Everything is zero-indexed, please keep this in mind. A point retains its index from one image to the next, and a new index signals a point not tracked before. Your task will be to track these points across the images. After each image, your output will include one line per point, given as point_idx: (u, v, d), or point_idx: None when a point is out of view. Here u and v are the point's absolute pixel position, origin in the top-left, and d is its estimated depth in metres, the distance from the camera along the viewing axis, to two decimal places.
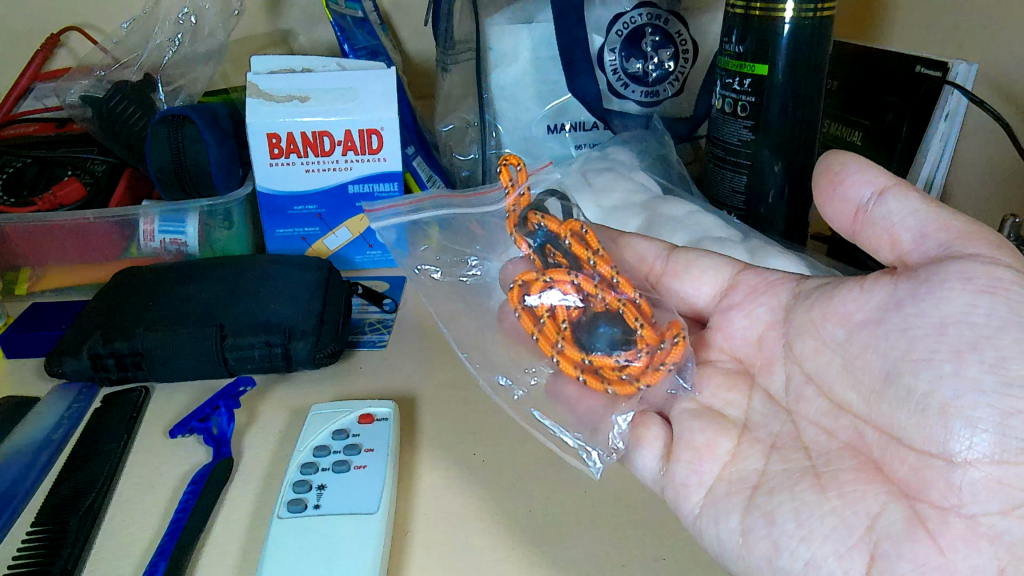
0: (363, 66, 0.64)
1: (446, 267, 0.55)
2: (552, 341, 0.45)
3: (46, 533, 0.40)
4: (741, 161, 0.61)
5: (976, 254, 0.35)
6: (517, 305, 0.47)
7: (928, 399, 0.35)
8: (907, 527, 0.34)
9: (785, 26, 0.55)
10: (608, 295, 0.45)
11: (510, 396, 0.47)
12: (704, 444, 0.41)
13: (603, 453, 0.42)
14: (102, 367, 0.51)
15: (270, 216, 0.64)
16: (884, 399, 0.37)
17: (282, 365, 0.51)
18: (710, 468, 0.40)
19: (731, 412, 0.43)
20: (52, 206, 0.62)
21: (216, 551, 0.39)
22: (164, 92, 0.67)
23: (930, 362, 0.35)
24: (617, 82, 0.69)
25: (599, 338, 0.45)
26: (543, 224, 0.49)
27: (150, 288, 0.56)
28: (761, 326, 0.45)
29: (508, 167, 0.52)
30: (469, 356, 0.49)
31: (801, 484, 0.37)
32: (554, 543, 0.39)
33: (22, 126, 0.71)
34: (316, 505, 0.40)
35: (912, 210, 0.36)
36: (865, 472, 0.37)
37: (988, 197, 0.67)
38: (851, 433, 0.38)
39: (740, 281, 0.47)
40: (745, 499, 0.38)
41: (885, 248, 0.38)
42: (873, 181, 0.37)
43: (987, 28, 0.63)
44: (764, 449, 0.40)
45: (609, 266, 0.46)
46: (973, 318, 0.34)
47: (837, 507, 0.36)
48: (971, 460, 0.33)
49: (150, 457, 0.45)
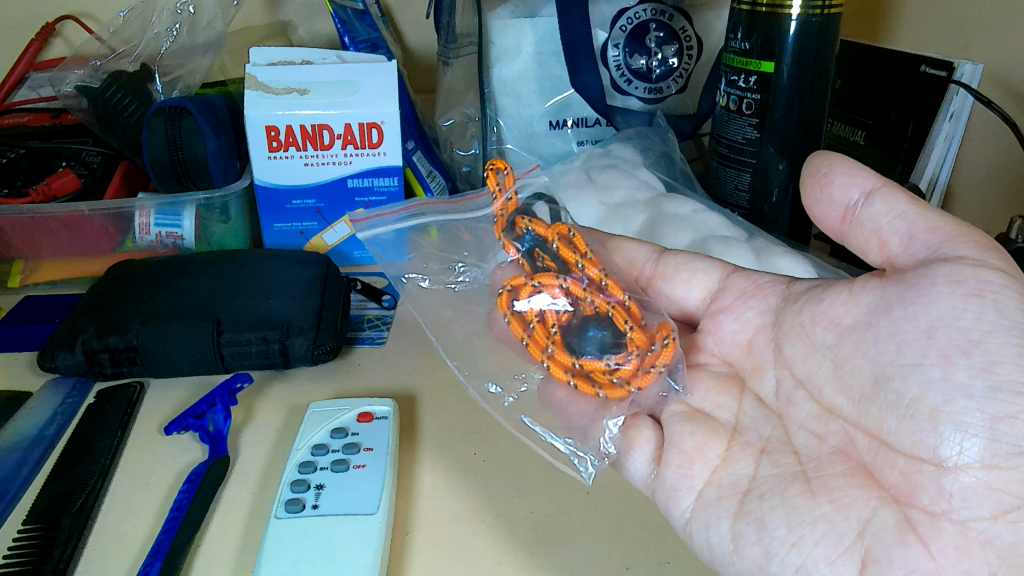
0: (363, 58, 0.63)
1: (433, 275, 0.55)
2: (542, 346, 0.44)
3: (37, 532, 0.39)
4: (745, 160, 0.61)
5: (964, 256, 0.34)
6: (507, 310, 0.46)
7: (918, 403, 0.34)
8: (898, 532, 0.33)
9: (791, 23, 0.54)
10: (597, 299, 0.45)
11: (500, 404, 0.46)
12: (693, 447, 0.40)
13: (597, 459, 0.42)
14: (96, 362, 0.50)
15: (268, 209, 0.63)
16: (874, 404, 0.36)
17: (279, 361, 0.50)
18: (701, 472, 0.39)
19: (721, 415, 0.43)
20: (46, 198, 0.61)
21: (212, 552, 0.38)
22: (161, 83, 0.65)
23: (919, 366, 0.34)
24: (621, 78, 0.68)
25: (589, 342, 0.46)
26: (530, 228, 0.49)
27: (147, 282, 0.55)
28: (752, 330, 0.44)
29: (495, 171, 0.50)
30: (457, 364, 0.48)
31: (793, 488, 0.37)
32: (553, 545, 0.38)
33: (16, 115, 0.70)
34: (314, 505, 0.39)
35: (898, 211, 0.36)
36: (855, 477, 0.36)
37: (993, 198, 0.66)
38: (841, 438, 0.38)
39: (729, 284, 0.47)
40: (735, 503, 0.38)
41: (873, 249, 0.37)
42: (861, 183, 0.37)
43: (994, 28, 0.63)
44: (754, 454, 0.40)
45: (597, 269, 0.46)
46: (960, 322, 0.33)
47: (829, 513, 0.35)
48: (961, 465, 0.33)
49: (140, 455, 0.45)
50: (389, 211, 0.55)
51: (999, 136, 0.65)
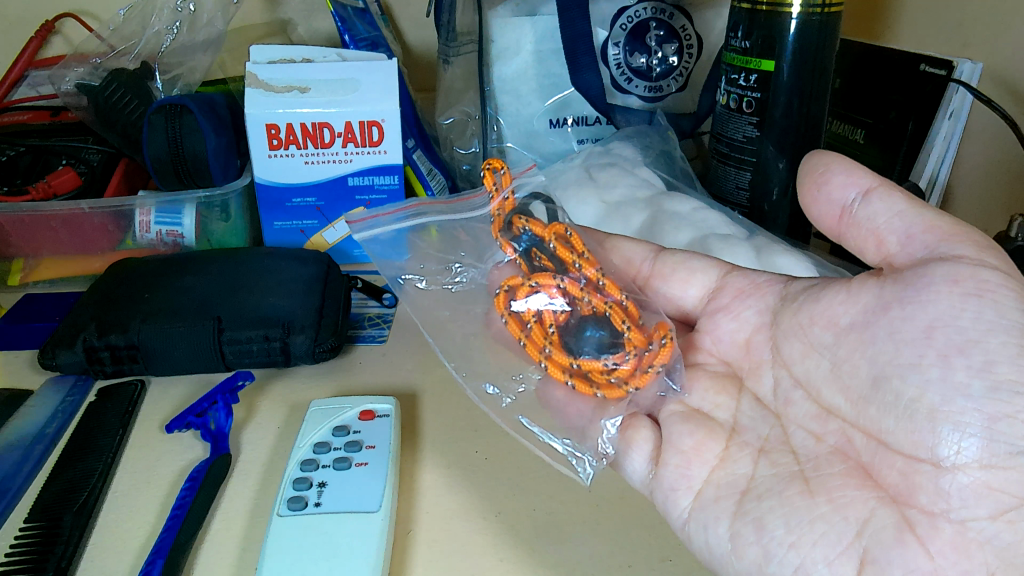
0: (364, 56, 0.63)
1: (430, 276, 0.55)
2: (539, 347, 0.45)
3: (39, 530, 0.39)
4: (744, 158, 0.61)
5: (963, 255, 0.34)
6: (504, 311, 0.47)
7: (917, 403, 0.34)
8: (896, 532, 0.33)
9: (791, 22, 0.54)
10: (594, 299, 0.45)
11: (498, 404, 0.46)
12: (692, 447, 0.40)
13: (594, 458, 0.42)
14: (97, 360, 0.50)
15: (269, 208, 0.63)
16: (872, 404, 0.36)
17: (280, 360, 0.50)
18: (699, 473, 0.40)
19: (719, 415, 0.43)
20: (47, 195, 0.61)
21: (213, 551, 0.38)
22: (162, 80, 0.66)
23: (918, 366, 0.34)
24: (621, 76, 0.68)
25: (587, 342, 0.45)
26: (527, 228, 0.49)
27: (148, 279, 0.55)
28: (750, 329, 0.44)
29: (490, 171, 0.51)
30: (455, 364, 0.48)
31: (791, 489, 0.37)
32: (555, 543, 0.38)
33: (16, 113, 0.70)
34: (316, 503, 0.39)
35: (896, 211, 0.36)
36: (853, 477, 0.36)
37: (992, 197, 0.66)
38: (839, 438, 0.38)
39: (728, 283, 0.47)
40: (734, 503, 0.38)
41: (871, 248, 0.37)
42: (858, 182, 0.37)
43: (994, 26, 0.63)
44: (753, 454, 0.40)
45: (594, 269, 0.46)
46: (959, 322, 0.33)
47: (827, 513, 0.35)
48: (960, 465, 0.33)
49: (143, 452, 0.45)
50: (386, 213, 0.56)
51: (998, 135, 0.65)
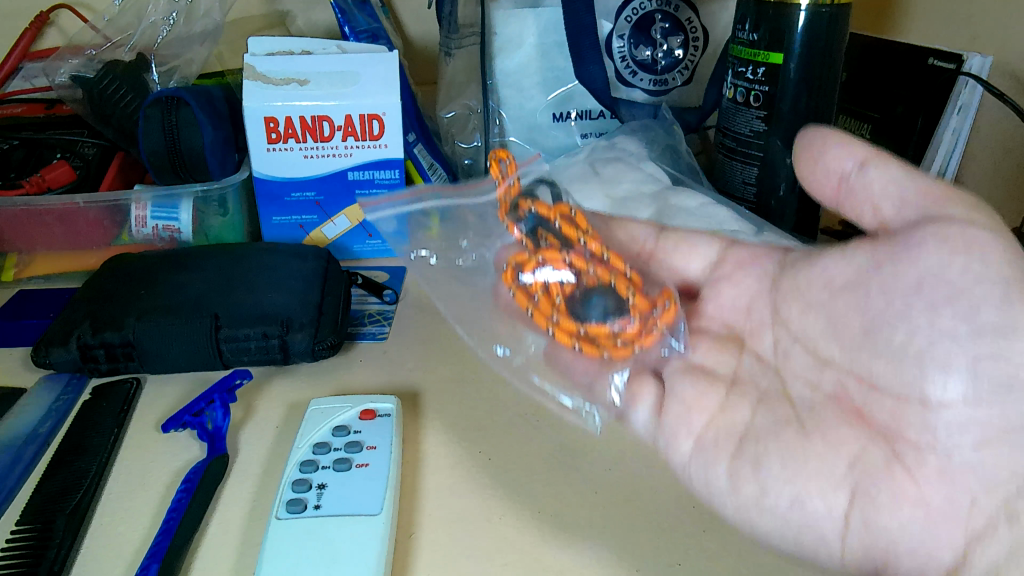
0: (364, 48, 0.61)
1: (441, 253, 0.56)
2: (547, 315, 0.48)
3: (32, 533, 0.38)
4: (751, 152, 0.60)
5: (954, 217, 0.34)
6: (511, 284, 0.50)
7: (905, 349, 0.35)
8: (885, 465, 0.34)
9: (801, 14, 0.53)
10: (598, 269, 0.48)
11: (510, 362, 0.48)
12: (692, 398, 0.42)
13: (602, 409, 0.44)
14: (92, 358, 0.48)
15: (267, 202, 0.62)
16: (863, 350, 0.37)
17: (279, 357, 0.49)
18: (698, 421, 0.41)
19: (720, 369, 0.44)
20: (41, 189, 0.60)
21: (210, 554, 0.37)
22: (158, 73, 0.64)
23: (906, 315, 0.35)
24: (625, 69, 0.67)
25: (593, 308, 0.48)
26: (533, 209, 0.51)
27: (143, 276, 0.54)
28: (749, 295, 0.46)
29: (496, 160, 0.53)
30: (465, 329, 0.51)
31: (785, 433, 0.37)
32: (563, 546, 0.37)
33: (9, 106, 0.69)
34: (316, 505, 0.37)
35: (893, 179, 0.35)
36: (847, 418, 0.36)
37: (1004, 193, 0.65)
38: (835, 386, 0.38)
39: (729, 255, 0.49)
40: (732, 447, 0.38)
41: (867, 215, 0.37)
42: (855, 152, 0.37)
43: (1007, 21, 0.62)
44: (751, 402, 0.41)
45: (598, 243, 0.49)
46: (947, 275, 0.33)
47: (820, 452, 0.36)
48: (947, 401, 0.33)
49: (139, 452, 0.44)
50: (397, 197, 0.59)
51: (1010, 130, 0.64)
